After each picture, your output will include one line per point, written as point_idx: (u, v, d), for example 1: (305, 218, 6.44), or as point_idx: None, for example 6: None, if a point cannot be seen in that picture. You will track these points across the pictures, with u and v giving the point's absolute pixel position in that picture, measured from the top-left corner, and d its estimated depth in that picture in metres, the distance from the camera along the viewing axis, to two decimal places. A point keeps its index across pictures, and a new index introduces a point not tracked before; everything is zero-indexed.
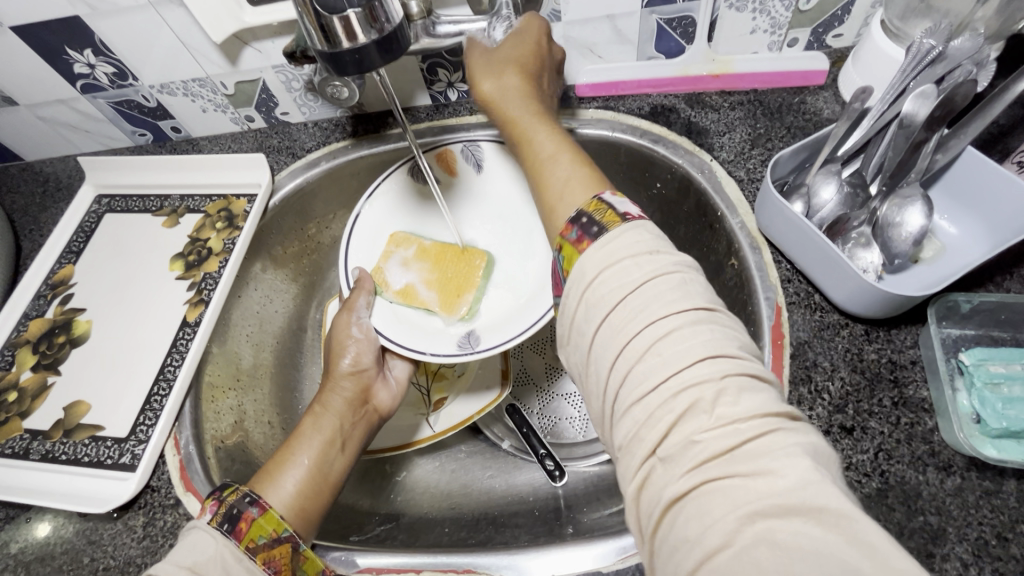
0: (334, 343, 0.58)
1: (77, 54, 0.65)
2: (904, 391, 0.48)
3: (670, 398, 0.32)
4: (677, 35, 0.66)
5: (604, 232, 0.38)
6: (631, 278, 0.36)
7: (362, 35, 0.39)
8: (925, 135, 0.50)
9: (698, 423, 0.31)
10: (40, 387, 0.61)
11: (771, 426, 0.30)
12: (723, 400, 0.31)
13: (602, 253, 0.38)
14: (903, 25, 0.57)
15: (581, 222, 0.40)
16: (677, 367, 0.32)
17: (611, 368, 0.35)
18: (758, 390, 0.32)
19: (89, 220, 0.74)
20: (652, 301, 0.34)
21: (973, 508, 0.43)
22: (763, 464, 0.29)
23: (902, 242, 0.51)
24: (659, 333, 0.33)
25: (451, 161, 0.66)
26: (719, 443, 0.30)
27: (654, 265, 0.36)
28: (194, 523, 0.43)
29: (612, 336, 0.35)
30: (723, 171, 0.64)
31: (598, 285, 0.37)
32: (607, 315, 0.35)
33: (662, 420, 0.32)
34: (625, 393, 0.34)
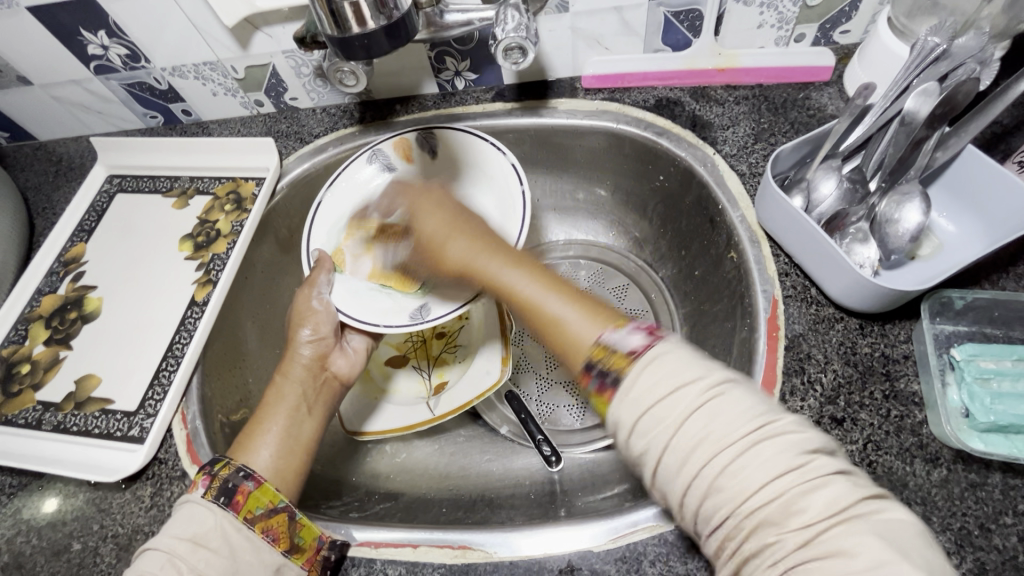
0: (296, 315, 0.60)
1: (91, 35, 0.66)
2: (896, 385, 0.49)
3: (748, 509, 0.32)
4: (684, 28, 0.66)
5: (620, 380, 0.37)
6: (684, 407, 0.34)
7: (371, 22, 0.40)
8: (925, 133, 0.51)
9: (774, 524, 0.31)
10: (52, 360, 0.63)
11: (842, 508, 0.31)
12: (797, 497, 0.31)
13: (630, 395, 0.36)
14: (909, 23, 0.57)
15: (595, 372, 0.39)
16: (753, 459, 0.32)
17: (682, 488, 0.34)
18: (826, 475, 0.32)
19: (100, 199, 0.75)
20: (715, 426, 0.33)
21: (958, 499, 0.44)
22: (835, 545, 0.30)
23: (899, 237, 0.52)
24: (729, 456, 0.33)
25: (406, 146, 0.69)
26: (801, 535, 0.31)
27: (697, 360, 0.37)
28: (188, 497, 0.46)
29: (681, 434, 0.34)
30: (725, 165, 0.64)
31: (655, 418, 0.35)
32: (670, 406, 0.35)
33: (744, 529, 0.32)
34: (700, 506, 0.34)
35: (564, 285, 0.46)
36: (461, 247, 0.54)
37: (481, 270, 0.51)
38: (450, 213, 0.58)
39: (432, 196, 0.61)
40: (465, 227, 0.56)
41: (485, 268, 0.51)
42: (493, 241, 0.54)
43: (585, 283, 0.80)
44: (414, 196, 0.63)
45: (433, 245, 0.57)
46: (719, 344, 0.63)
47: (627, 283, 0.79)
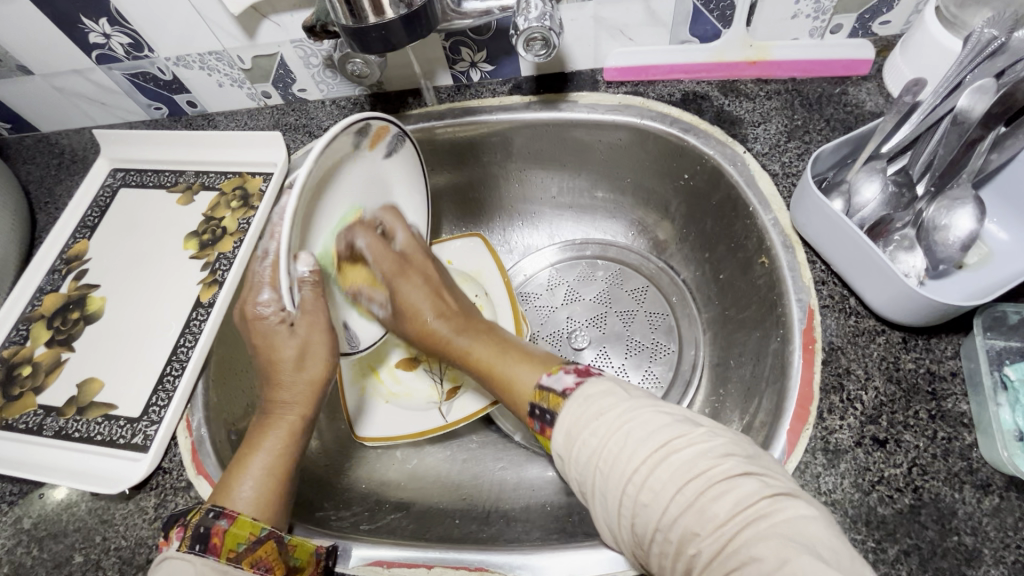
0: (306, 354, 0.50)
1: (92, 23, 0.63)
2: (943, 404, 0.46)
3: (671, 523, 0.35)
4: (714, 18, 0.62)
5: (555, 418, 0.43)
6: (604, 429, 0.40)
7: (389, 11, 0.39)
8: (981, 133, 0.47)
9: (694, 534, 0.35)
10: (54, 363, 0.61)
11: (761, 511, 0.34)
12: (704, 505, 0.35)
13: (562, 437, 0.42)
14: (960, 13, 0.54)
15: (538, 413, 0.45)
16: (666, 480, 0.36)
17: (620, 510, 0.38)
18: (737, 481, 0.35)
19: (104, 194, 0.73)
20: (630, 446, 0.38)
21: (1011, 530, 0.41)
22: (747, 553, 0.32)
23: (948, 246, 0.48)
24: (643, 472, 0.37)
25: (380, 135, 0.57)
26: (715, 542, 0.34)
27: (617, 403, 0.41)
28: (165, 555, 0.42)
29: (608, 471, 0.39)
30: (756, 164, 0.61)
31: (580, 438, 0.41)
32: (593, 446, 0.40)
33: (671, 541, 0.36)
34: (637, 525, 0.37)
35: (517, 349, 0.53)
36: (445, 325, 0.57)
37: (460, 350, 0.55)
38: (433, 288, 0.59)
39: (413, 263, 0.60)
40: (444, 308, 0.58)
41: (468, 353, 0.55)
42: (470, 320, 0.58)
43: (602, 284, 0.77)
44: (391, 261, 0.59)
45: (417, 313, 0.58)
46: (748, 353, 0.60)
47: (647, 284, 0.76)
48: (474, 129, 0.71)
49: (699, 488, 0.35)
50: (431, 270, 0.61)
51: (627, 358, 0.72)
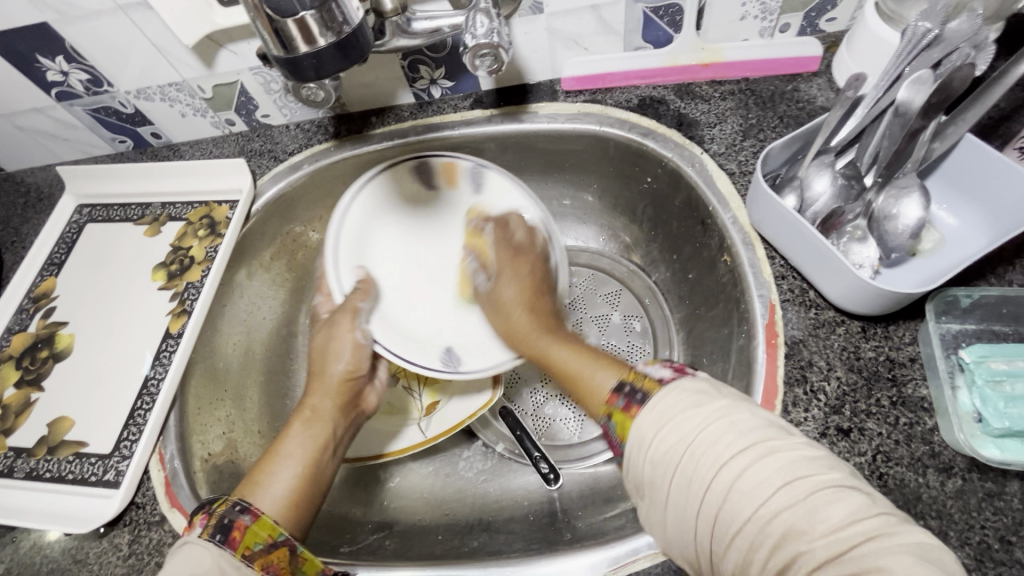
0: (329, 349, 0.59)
1: (49, 61, 0.63)
2: (903, 390, 0.46)
3: (770, 521, 0.32)
4: (664, 23, 0.63)
5: (648, 399, 0.39)
6: (699, 418, 0.36)
7: (319, 39, 0.40)
8: (921, 124, 0.48)
9: (801, 533, 0.31)
10: (23, 403, 0.60)
11: (874, 528, 0.30)
12: (816, 506, 0.31)
13: (653, 415, 0.38)
14: (897, 8, 0.55)
15: (624, 392, 0.41)
16: (770, 486, 0.32)
17: (700, 505, 0.34)
18: (847, 492, 0.32)
19: (70, 231, 0.73)
20: (729, 436, 0.35)
21: (975, 511, 0.41)
22: (868, 561, 0.29)
23: (899, 235, 0.50)
24: (741, 465, 0.33)
25: (454, 173, 0.69)
26: (825, 546, 0.30)
27: (717, 406, 0.37)
28: (187, 540, 0.42)
29: (699, 467, 0.35)
30: (714, 164, 0.62)
31: (674, 425, 0.36)
32: (690, 443, 0.35)
33: (768, 538, 0.31)
34: (719, 523, 0.33)
35: (597, 354, 0.49)
36: (529, 324, 0.57)
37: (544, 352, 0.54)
38: (531, 279, 0.61)
39: (522, 250, 0.63)
40: (533, 306, 0.59)
41: (554, 355, 0.52)
42: (560, 327, 0.57)
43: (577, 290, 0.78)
44: (505, 254, 0.63)
45: (508, 304, 0.60)
46: (719, 350, 0.60)
47: (620, 288, 0.76)
48: (438, 144, 0.71)
49: (809, 496, 0.31)
50: (537, 264, 0.62)
51: None
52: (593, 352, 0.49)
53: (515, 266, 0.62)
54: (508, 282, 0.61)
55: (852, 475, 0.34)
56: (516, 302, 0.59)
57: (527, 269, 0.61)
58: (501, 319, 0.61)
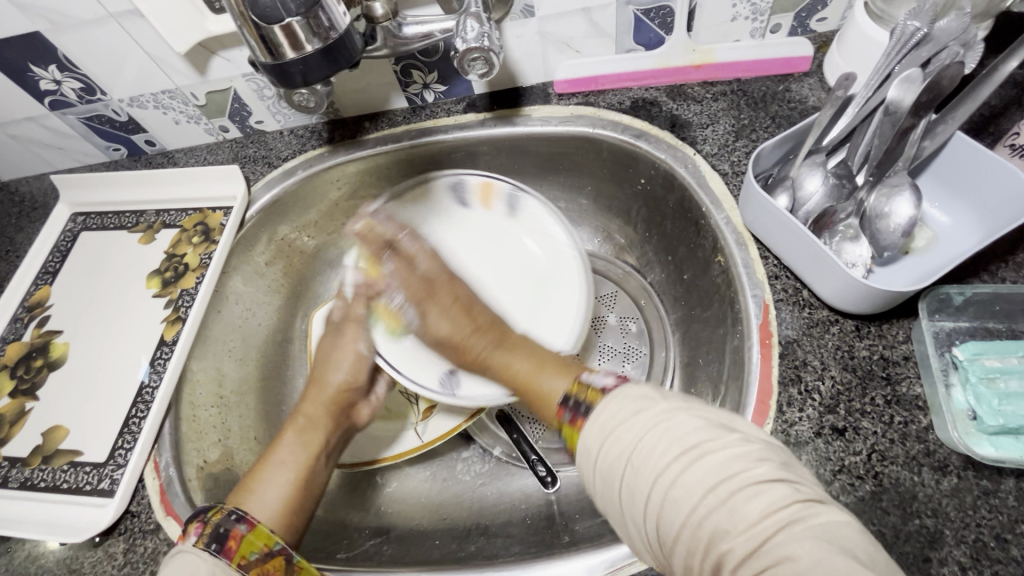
0: (330, 358, 0.60)
1: (42, 71, 0.63)
2: (898, 389, 0.46)
3: (700, 520, 0.32)
4: (656, 25, 0.64)
5: (591, 410, 0.39)
6: (638, 426, 0.36)
7: (306, 45, 0.41)
8: (912, 122, 0.48)
9: (726, 532, 0.31)
10: (18, 413, 0.60)
11: (789, 514, 0.31)
12: (738, 503, 0.31)
13: (596, 428, 0.38)
14: (886, 7, 0.55)
15: (570, 403, 0.40)
16: (699, 491, 0.32)
17: (642, 512, 0.34)
18: (769, 481, 0.32)
19: (64, 239, 0.73)
20: (663, 442, 0.34)
21: (970, 509, 0.41)
22: (782, 552, 0.29)
23: (891, 233, 0.50)
24: (675, 471, 0.33)
25: (489, 194, 0.71)
26: (747, 544, 0.30)
27: (654, 412, 0.36)
28: (179, 549, 0.42)
29: (636, 476, 0.35)
30: (706, 165, 0.62)
31: (617, 434, 0.37)
32: (629, 452, 0.35)
33: (699, 540, 0.32)
34: (658, 527, 0.34)
35: (539, 355, 0.48)
36: (479, 338, 0.52)
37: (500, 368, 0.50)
38: (460, 302, 0.55)
39: (437, 283, 0.57)
40: (473, 316, 0.54)
41: (519, 372, 0.48)
42: (506, 334, 0.53)
43: None
44: (420, 286, 0.57)
45: (456, 339, 0.53)
46: (714, 351, 0.60)
47: (616, 289, 0.76)
48: (432, 148, 0.71)
49: (733, 495, 0.32)
50: (465, 289, 0.58)
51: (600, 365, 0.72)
52: (545, 357, 0.48)
53: (433, 288, 0.57)
54: (433, 309, 0.55)
55: (783, 464, 0.33)
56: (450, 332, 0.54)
57: (454, 293, 0.56)
58: (450, 348, 0.54)
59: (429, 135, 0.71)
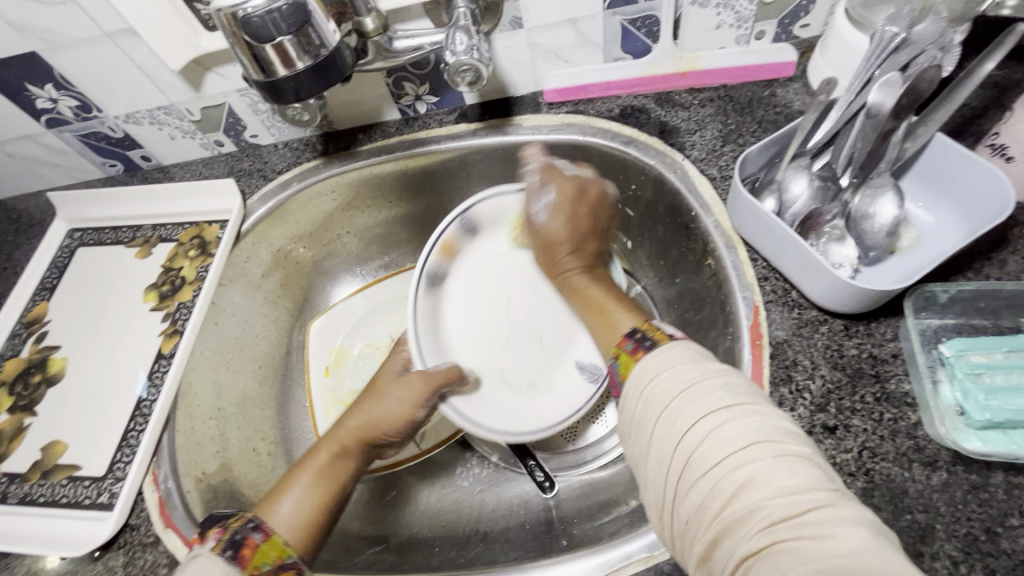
0: (382, 394, 0.57)
1: (38, 89, 0.64)
2: (886, 386, 0.47)
3: (732, 470, 0.32)
4: (642, 35, 0.65)
5: (656, 347, 0.41)
6: (693, 377, 0.37)
7: (297, 62, 0.42)
8: (893, 125, 0.49)
9: (756, 487, 0.31)
10: (16, 429, 0.61)
11: (828, 498, 0.31)
12: (778, 468, 0.32)
13: (656, 362, 0.40)
14: (866, 13, 0.56)
15: (635, 337, 0.43)
16: (741, 445, 0.33)
17: (674, 452, 0.35)
18: (812, 465, 0.32)
19: (62, 255, 0.73)
20: (718, 390, 0.36)
21: (961, 503, 0.42)
22: (813, 526, 0.29)
23: (876, 233, 0.51)
24: (723, 417, 0.34)
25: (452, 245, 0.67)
26: (781, 509, 0.30)
27: (707, 370, 0.38)
28: (196, 552, 0.42)
29: (676, 420, 0.36)
30: (695, 170, 0.63)
31: (659, 380, 0.38)
32: (672, 398, 0.37)
33: (727, 487, 0.32)
34: (686, 469, 0.34)
35: (618, 304, 0.52)
36: (577, 261, 0.60)
37: (574, 287, 0.58)
38: (555, 243, 0.62)
39: (583, 198, 0.61)
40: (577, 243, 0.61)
41: (583, 288, 0.57)
42: (598, 269, 0.60)
43: None
44: (569, 200, 0.61)
45: (563, 256, 0.61)
46: (706, 353, 0.61)
47: None
48: (425, 159, 0.72)
49: (775, 458, 0.32)
50: (585, 221, 0.61)
51: None
52: (619, 304, 0.52)
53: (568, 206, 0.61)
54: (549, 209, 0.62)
55: None
56: (568, 229, 0.61)
57: (587, 211, 0.61)
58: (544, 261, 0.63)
59: (422, 145, 0.71)
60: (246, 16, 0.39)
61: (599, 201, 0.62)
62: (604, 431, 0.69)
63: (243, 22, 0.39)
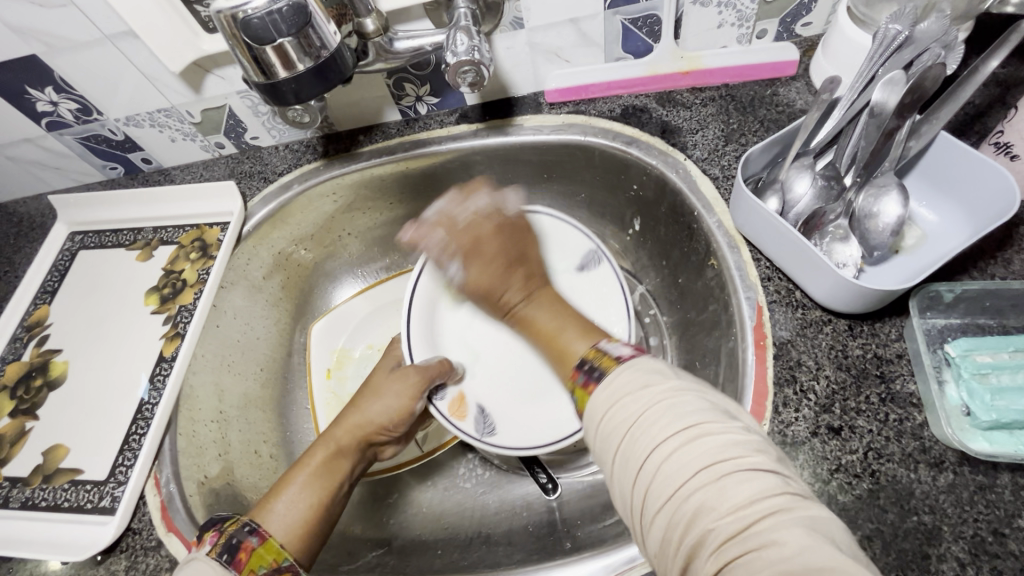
0: (379, 390, 0.58)
1: (38, 93, 0.64)
2: (892, 386, 0.47)
3: (686, 495, 0.32)
4: (643, 34, 0.64)
5: (605, 375, 0.39)
6: (643, 401, 0.36)
7: (298, 64, 0.42)
8: (896, 124, 0.49)
9: (710, 511, 0.31)
10: (18, 433, 0.60)
11: (778, 504, 0.30)
12: (729, 485, 0.31)
13: (606, 390, 0.38)
14: (868, 11, 0.56)
15: (584, 368, 0.41)
16: (690, 471, 0.32)
17: (632, 483, 0.34)
18: (763, 472, 0.32)
19: (62, 259, 0.73)
20: (666, 412, 0.35)
21: (968, 505, 0.42)
22: (767, 537, 0.29)
23: (880, 233, 0.51)
24: (674, 443, 0.33)
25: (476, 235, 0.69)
26: (730, 527, 0.30)
27: (658, 389, 0.36)
28: (192, 557, 0.41)
29: (630, 453, 0.35)
30: (697, 170, 0.63)
31: (621, 404, 0.37)
32: (625, 430, 0.35)
33: (682, 514, 0.32)
34: (643, 497, 0.34)
35: (580, 320, 0.49)
36: (517, 290, 0.55)
37: (524, 316, 0.53)
38: (494, 280, 0.55)
39: (482, 237, 0.57)
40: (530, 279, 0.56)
41: (541, 322, 0.51)
42: (540, 288, 0.55)
43: None
44: (501, 222, 0.58)
45: (494, 286, 0.55)
46: (709, 354, 0.61)
47: None
48: (426, 160, 0.72)
49: (724, 477, 0.31)
50: (535, 257, 0.59)
51: None
52: (577, 320, 0.50)
53: (516, 236, 0.58)
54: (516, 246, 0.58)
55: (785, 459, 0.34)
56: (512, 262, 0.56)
57: (514, 245, 0.57)
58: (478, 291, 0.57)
59: (423, 146, 0.71)
60: (246, 18, 0.38)
61: (519, 228, 0.59)
62: None
63: (243, 23, 0.39)
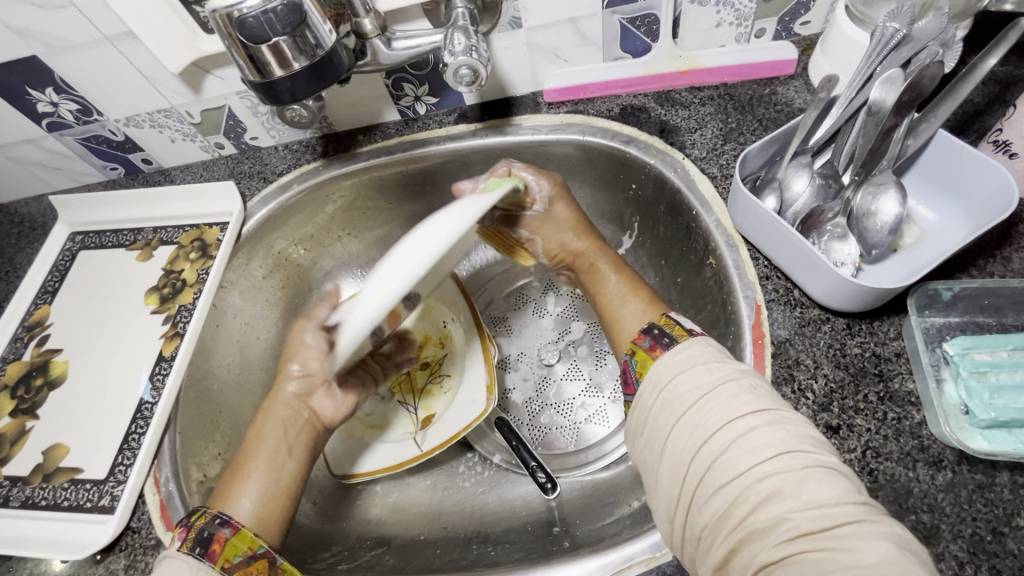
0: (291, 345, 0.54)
1: (39, 94, 0.64)
2: (890, 385, 0.47)
3: (756, 480, 0.33)
4: (641, 34, 0.64)
5: (675, 344, 0.42)
6: (717, 375, 0.39)
7: (294, 63, 0.42)
8: (895, 121, 0.48)
9: (783, 497, 0.32)
10: (18, 432, 0.61)
11: (847, 511, 0.31)
12: (807, 478, 0.33)
13: (675, 360, 0.41)
14: (867, 10, 0.56)
15: (653, 333, 0.44)
16: (762, 456, 0.34)
17: (690, 460, 0.36)
18: (834, 476, 0.33)
19: (63, 259, 0.73)
20: (742, 394, 0.37)
21: (966, 504, 0.42)
22: (838, 541, 0.30)
23: (878, 231, 0.51)
24: (747, 425, 0.35)
25: None
26: (808, 522, 0.31)
27: (726, 370, 0.39)
28: (167, 553, 0.43)
29: (695, 426, 0.37)
30: (696, 169, 0.63)
31: (693, 371, 0.39)
32: (690, 404, 0.38)
33: (750, 497, 0.33)
34: (704, 476, 0.35)
35: (641, 293, 0.52)
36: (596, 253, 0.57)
37: (593, 266, 0.57)
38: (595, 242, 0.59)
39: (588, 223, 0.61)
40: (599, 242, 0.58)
41: (607, 289, 0.54)
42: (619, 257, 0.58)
43: (570, 296, 0.77)
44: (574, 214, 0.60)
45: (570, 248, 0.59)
46: None
47: None
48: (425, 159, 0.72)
49: (803, 469, 0.33)
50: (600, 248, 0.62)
51: (596, 369, 0.72)
52: (637, 288, 0.53)
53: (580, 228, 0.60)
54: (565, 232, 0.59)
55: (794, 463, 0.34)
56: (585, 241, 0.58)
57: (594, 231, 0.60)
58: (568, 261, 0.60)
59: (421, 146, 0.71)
60: (242, 16, 0.39)
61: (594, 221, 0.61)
62: (605, 431, 0.69)
63: (239, 22, 0.39)
